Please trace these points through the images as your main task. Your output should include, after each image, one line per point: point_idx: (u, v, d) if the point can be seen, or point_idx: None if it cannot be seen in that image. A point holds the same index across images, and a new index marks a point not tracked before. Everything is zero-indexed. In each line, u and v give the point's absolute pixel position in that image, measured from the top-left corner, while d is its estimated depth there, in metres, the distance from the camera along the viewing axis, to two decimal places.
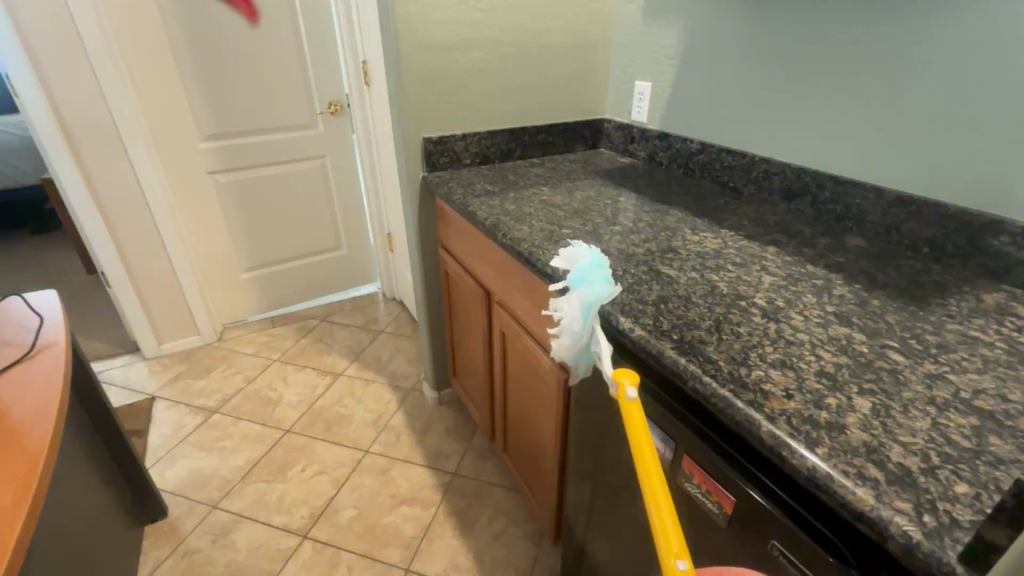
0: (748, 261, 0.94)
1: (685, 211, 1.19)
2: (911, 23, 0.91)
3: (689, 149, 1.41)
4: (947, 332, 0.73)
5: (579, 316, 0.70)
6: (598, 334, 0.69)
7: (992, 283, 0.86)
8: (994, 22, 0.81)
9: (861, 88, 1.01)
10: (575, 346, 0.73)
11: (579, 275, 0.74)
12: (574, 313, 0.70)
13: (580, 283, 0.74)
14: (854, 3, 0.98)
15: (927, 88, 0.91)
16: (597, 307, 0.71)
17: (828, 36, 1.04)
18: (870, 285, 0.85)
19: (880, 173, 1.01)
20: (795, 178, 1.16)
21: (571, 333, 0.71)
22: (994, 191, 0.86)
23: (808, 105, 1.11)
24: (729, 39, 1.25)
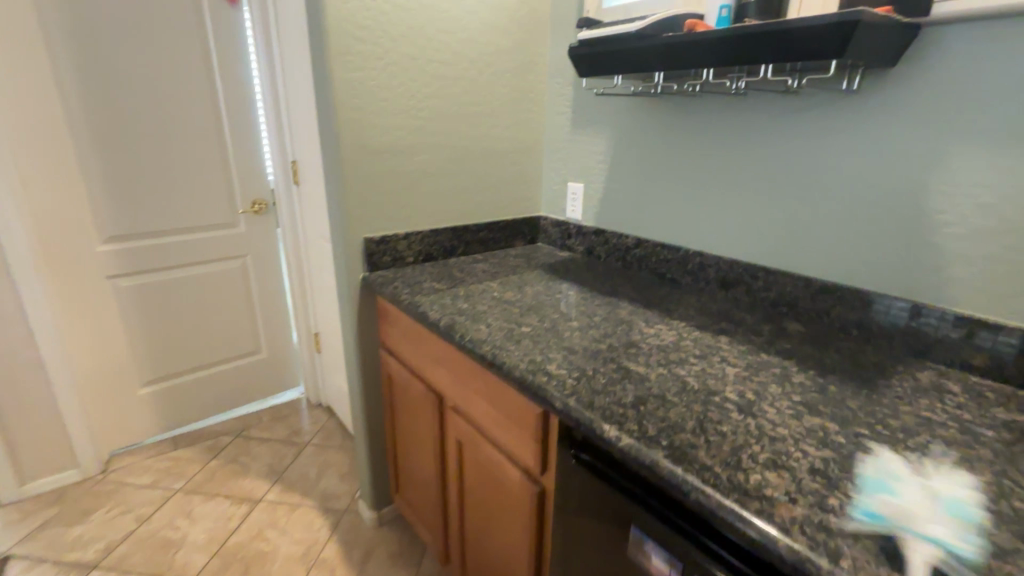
0: (707, 353, 0.96)
1: (634, 303, 1.22)
2: (811, 139, 1.06)
3: (625, 243, 1.49)
4: (904, 414, 0.76)
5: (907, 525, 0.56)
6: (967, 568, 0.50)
7: (918, 361, 0.94)
8: (877, 141, 0.97)
9: (776, 191, 1.14)
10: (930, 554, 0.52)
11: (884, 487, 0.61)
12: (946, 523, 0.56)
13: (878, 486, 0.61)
14: (761, 123, 1.14)
15: (833, 190, 1.04)
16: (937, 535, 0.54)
17: (741, 147, 1.19)
18: (822, 370, 0.90)
19: (804, 264, 1.11)
20: (728, 270, 1.24)
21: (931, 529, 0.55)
22: (903, 279, 0.97)
23: (731, 204, 1.23)
24: (653, 147, 1.38)
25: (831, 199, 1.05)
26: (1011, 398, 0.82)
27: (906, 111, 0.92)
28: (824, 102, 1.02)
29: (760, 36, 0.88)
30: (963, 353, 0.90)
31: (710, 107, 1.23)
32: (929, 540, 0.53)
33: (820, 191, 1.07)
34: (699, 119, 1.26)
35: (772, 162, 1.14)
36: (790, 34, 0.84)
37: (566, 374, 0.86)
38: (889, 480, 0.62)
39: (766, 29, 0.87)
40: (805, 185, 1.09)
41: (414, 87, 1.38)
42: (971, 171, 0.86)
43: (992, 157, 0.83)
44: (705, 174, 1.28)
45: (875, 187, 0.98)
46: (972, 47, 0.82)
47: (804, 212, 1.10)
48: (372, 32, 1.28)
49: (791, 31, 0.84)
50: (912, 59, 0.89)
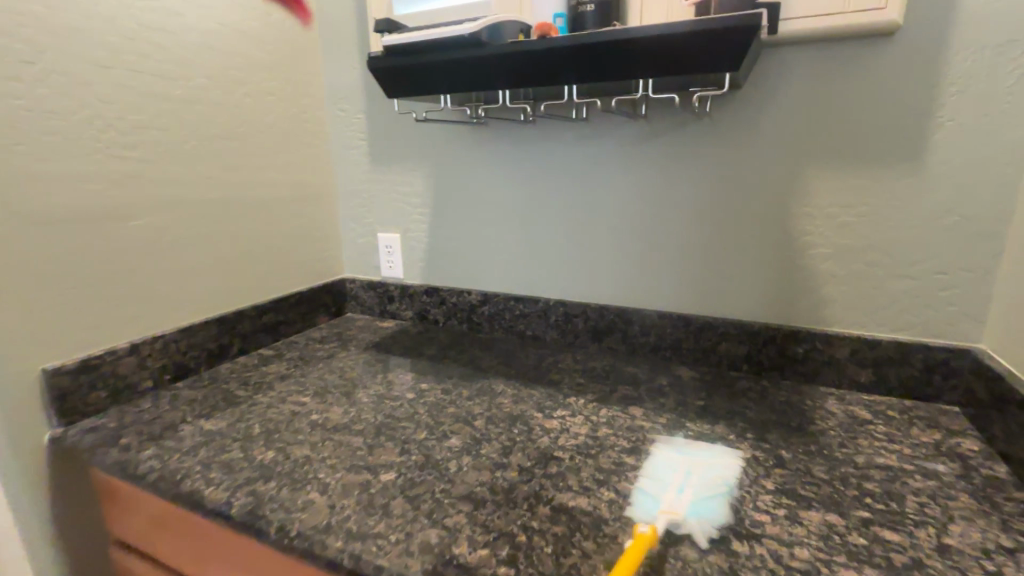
0: (636, 443, 0.74)
1: (511, 383, 0.95)
2: (666, 166, 0.96)
3: (468, 300, 1.21)
4: (868, 470, 0.67)
5: (694, 507, 0.60)
6: (707, 527, 0.57)
7: (812, 387, 0.90)
8: (733, 165, 0.91)
9: (636, 226, 1.01)
10: (697, 516, 0.58)
11: (723, 485, 0.64)
12: (694, 498, 0.61)
13: (721, 484, 0.65)
14: (608, 151, 1.00)
15: (698, 221, 0.96)
16: (702, 505, 0.60)
17: (589, 180, 1.03)
18: (757, 430, 0.77)
19: (680, 302, 1.01)
20: (597, 317, 1.07)
21: (676, 506, 0.60)
22: (781, 305, 0.93)
23: (587, 245, 1.07)
24: (483, 184, 1.14)
25: (698, 230, 0.96)
26: (909, 412, 0.81)
27: (759, 134, 0.88)
28: (675, 127, 0.94)
29: (637, 45, 0.70)
30: (849, 372, 0.88)
31: (546, 136, 1.05)
32: (679, 514, 0.58)
33: (683, 222, 0.97)
34: (535, 150, 1.07)
35: (626, 194, 1.01)
36: (680, 42, 0.68)
37: (493, 557, 0.53)
38: (677, 484, 0.64)
39: (648, 36, 0.69)
40: (667, 217, 0.98)
41: (116, 112, 0.86)
42: (828, 191, 0.85)
43: (845, 176, 0.83)
44: (551, 213, 1.09)
45: (740, 214, 0.93)
46: (812, 69, 0.82)
47: (670, 246, 0.99)
48: (7, 14, 0.72)
49: (680, 39, 0.68)
50: (758, 80, 0.86)
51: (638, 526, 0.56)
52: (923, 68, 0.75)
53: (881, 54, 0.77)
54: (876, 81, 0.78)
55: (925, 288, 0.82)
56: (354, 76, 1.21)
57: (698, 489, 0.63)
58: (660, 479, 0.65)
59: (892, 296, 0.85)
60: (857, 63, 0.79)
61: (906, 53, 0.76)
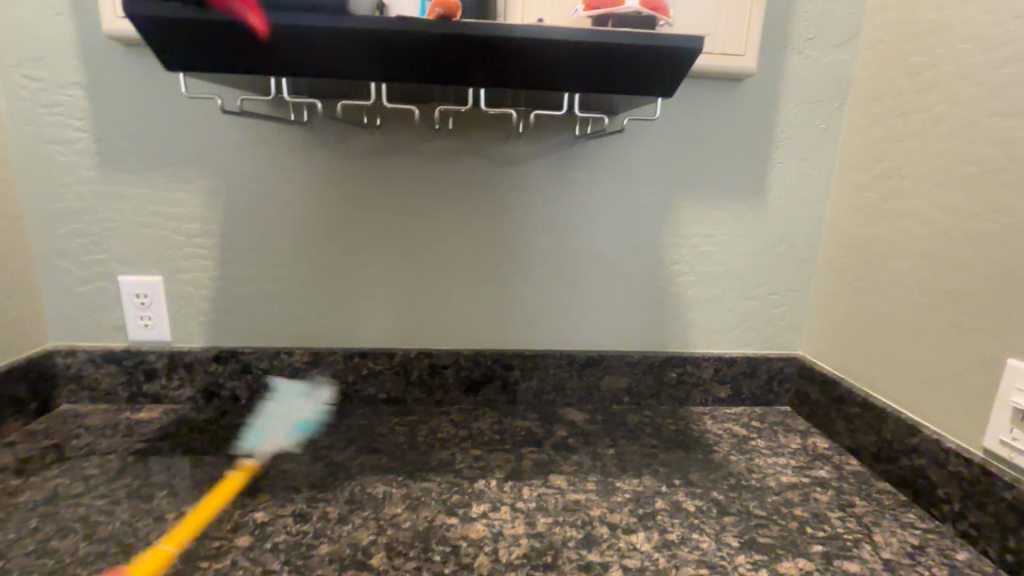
0: (585, 528, 0.61)
1: (390, 478, 0.70)
2: (542, 192, 0.85)
3: (288, 364, 0.88)
4: (786, 493, 0.69)
5: None
6: None
7: (688, 409, 0.93)
8: (609, 195, 0.86)
9: (468, 255, 0.87)
10: None
11: None
12: None
13: None
14: (474, 171, 0.83)
15: (543, 249, 0.88)
16: None
17: (430, 202, 0.84)
18: (680, 472, 0.73)
19: (520, 337, 0.91)
20: (471, 366, 0.90)
21: None
22: (654, 333, 0.93)
23: (413, 278, 0.87)
24: (292, 206, 0.83)
25: (531, 259, 0.88)
26: (766, 419, 0.90)
27: (632, 163, 0.85)
28: (551, 150, 0.84)
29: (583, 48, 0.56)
30: (713, 390, 0.94)
31: (393, 150, 0.82)
32: None
33: (516, 250, 0.87)
34: (371, 165, 0.82)
35: (454, 219, 0.85)
36: (637, 50, 0.56)
37: None
38: None
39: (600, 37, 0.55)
40: (504, 246, 0.87)
41: None
42: (694, 221, 0.88)
43: (703, 208, 0.88)
44: (367, 242, 0.85)
45: (584, 242, 0.88)
46: (678, 102, 0.83)
47: (509, 277, 0.88)
48: None
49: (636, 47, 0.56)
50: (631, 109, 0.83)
51: (230, 471, 0.69)
52: (763, 114, 0.84)
53: (732, 96, 0.83)
54: (729, 120, 0.84)
55: (764, 307, 0.93)
56: (58, 27, 0.75)
57: (300, 417, 0.84)
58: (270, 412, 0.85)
59: (741, 316, 0.93)
60: (715, 101, 0.83)
61: (749, 98, 0.83)
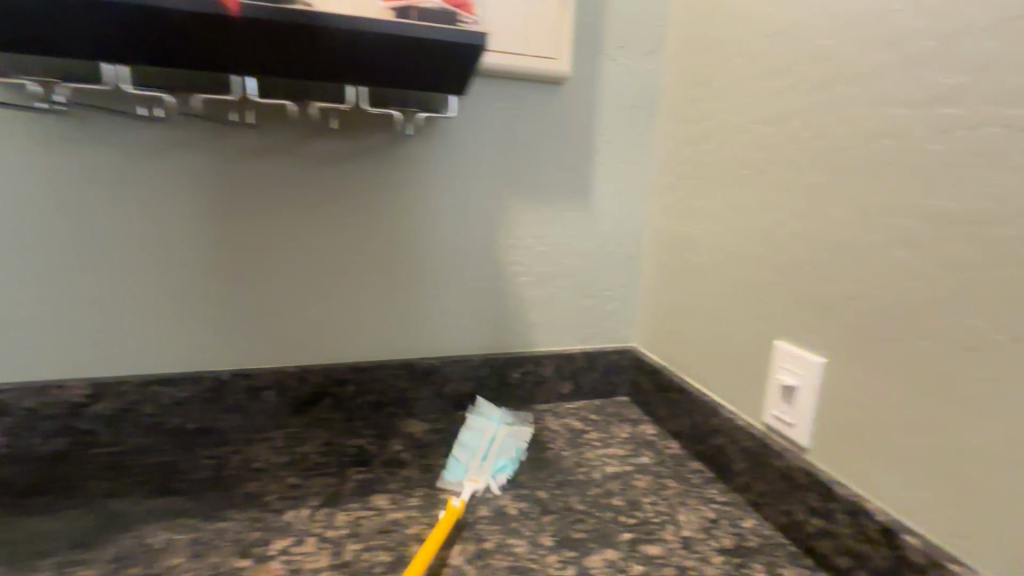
0: (397, 549, 0.58)
1: (178, 523, 0.61)
2: (366, 193, 0.80)
3: (62, 401, 0.73)
4: (607, 484, 0.72)
5: None
6: None
7: (532, 409, 0.94)
8: (439, 196, 0.84)
9: (290, 261, 0.80)
10: None
11: None
12: None
13: None
14: (289, 172, 0.77)
15: (375, 253, 0.83)
16: None
17: (239, 205, 0.76)
18: (510, 476, 0.73)
19: (384, 350, 0.87)
20: (298, 385, 0.82)
21: None
22: (495, 335, 0.92)
23: (226, 289, 0.78)
24: (56, 212, 0.69)
25: (364, 264, 0.83)
26: (604, 412, 0.94)
27: (460, 163, 0.83)
28: (372, 149, 0.79)
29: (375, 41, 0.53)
30: (556, 387, 0.96)
31: (224, 152, 0.74)
32: None
33: (376, 257, 0.84)
34: (196, 166, 0.73)
35: (306, 226, 0.79)
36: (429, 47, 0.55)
37: None
38: None
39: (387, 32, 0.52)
40: (332, 251, 0.81)
41: None
42: (526, 221, 0.89)
43: (536, 208, 0.89)
44: (164, 251, 0.74)
45: (419, 244, 0.85)
46: (501, 103, 0.82)
47: (339, 284, 0.83)
48: None
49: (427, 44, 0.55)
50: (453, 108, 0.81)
51: (450, 499, 0.64)
52: (583, 117, 0.87)
53: (553, 99, 0.85)
54: (552, 123, 0.86)
55: (598, 304, 0.96)
56: None
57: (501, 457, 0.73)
58: (471, 446, 0.75)
59: (578, 314, 0.96)
60: (537, 104, 0.84)
61: (569, 101, 0.85)
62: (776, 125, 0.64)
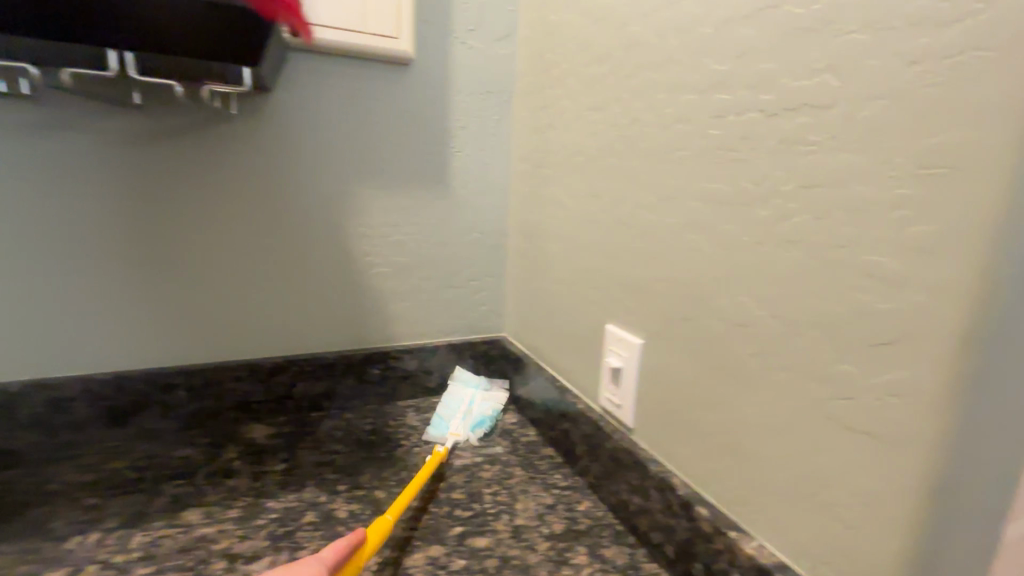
0: (194, 569, 0.52)
1: None
2: (188, 177, 0.72)
3: None
4: (451, 477, 0.70)
5: None
6: None
7: (394, 405, 0.91)
8: (279, 182, 0.77)
9: (96, 254, 0.70)
10: None
11: None
12: None
13: None
14: (88, 152, 0.67)
15: (205, 245, 0.75)
16: None
17: (23, 188, 0.65)
18: (350, 477, 0.69)
19: (232, 350, 0.80)
20: (113, 394, 0.73)
21: None
22: (352, 330, 0.87)
23: (13, 286, 0.67)
24: None
25: (191, 256, 0.75)
26: None
27: (301, 146, 0.77)
28: (193, 128, 0.71)
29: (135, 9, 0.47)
30: (421, 382, 0.93)
31: (15, 125, 0.64)
32: None
33: (238, 248, 0.77)
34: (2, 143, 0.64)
35: (151, 214, 0.71)
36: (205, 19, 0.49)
37: None
38: None
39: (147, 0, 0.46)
40: (150, 242, 0.72)
41: None
42: (381, 209, 0.85)
43: (390, 195, 0.85)
44: None
45: (258, 234, 0.78)
46: (344, 83, 0.78)
47: (162, 280, 0.74)
48: None
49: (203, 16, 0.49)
50: (288, 86, 0.75)
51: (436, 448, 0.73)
52: (436, 100, 0.84)
53: (402, 81, 0.81)
54: (403, 106, 0.82)
55: (462, 295, 0.94)
56: None
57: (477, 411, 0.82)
58: (451, 407, 0.83)
59: (442, 305, 0.93)
60: (385, 85, 0.80)
61: (420, 84, 0.82)
62: (602, 111, 0.64)
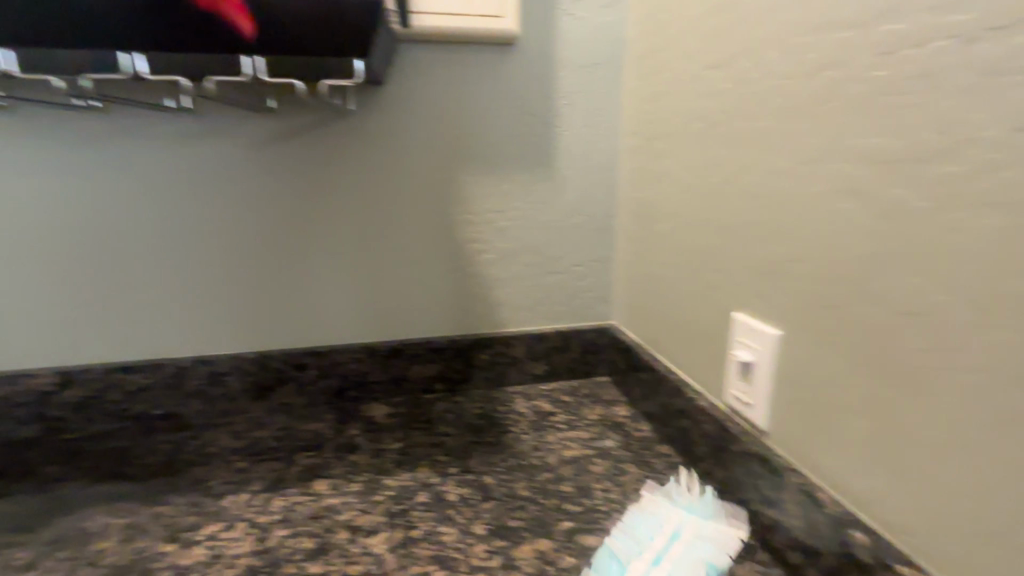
0: (322, 536, 0.56)
1: (119, 507, 0.61)
2: (314, 172, 0.78)
3: (30, 388, 0.75)
4: (559, 469, 0.67)
5: None
6: None
7: (502, 390, 0.90)
8: (392, 172, 0.80)
9: (242, 245, 0.79)
10: None
11: None
12: None
13: None
14: (233, 154, 0.75)
15: (329, 235, 0.81)
16: None
17: (185, 190, 0.75)
18: (459, 460, 0.70)
19: (354, 333, 0.85)
20: (258, 370, 0.82)
21: None
22: (461, 315, 0.89)
23: (180, 275, 0.78)
24: (8, 204, 0.71)
25: (318, 246, 0.81)
26: (577, 394, 0.89)
27: (411, 136, 0.79)
28: (316, 125, 0.76)
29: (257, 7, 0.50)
30: (528, 368, 0.92)
31: (178, 135, 0.73)
32: None
33: (364, 236, 0.82)
34: (175, 151, 0.73)
35: (290, 206, 0.78)
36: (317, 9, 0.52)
37: None
38: None
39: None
40: (283, 233, 0.79)
41: None
42: (487, 194, 0.84)
43: (495, 179, 0.84)
44: (114, 239, 0.75)
45: (374, 223, 0.82)
46: (449, 69, 0.78)
47: (294, 267, 0.81)
48: None
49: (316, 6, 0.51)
50: (398, 77, 0.77)
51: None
52: (540, 79, 0.81)
53: (506, 61, 0.79)
54: (507, 87, 0.80)
55: (569, 280, 0.91)
56: None
57: (700, 553, 0.50)
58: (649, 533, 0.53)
59: (548, 291, 0.91)
60: (489, 67, 0.79)
61: (524, 62, 0.80)
62: (726, 69, 0.56)
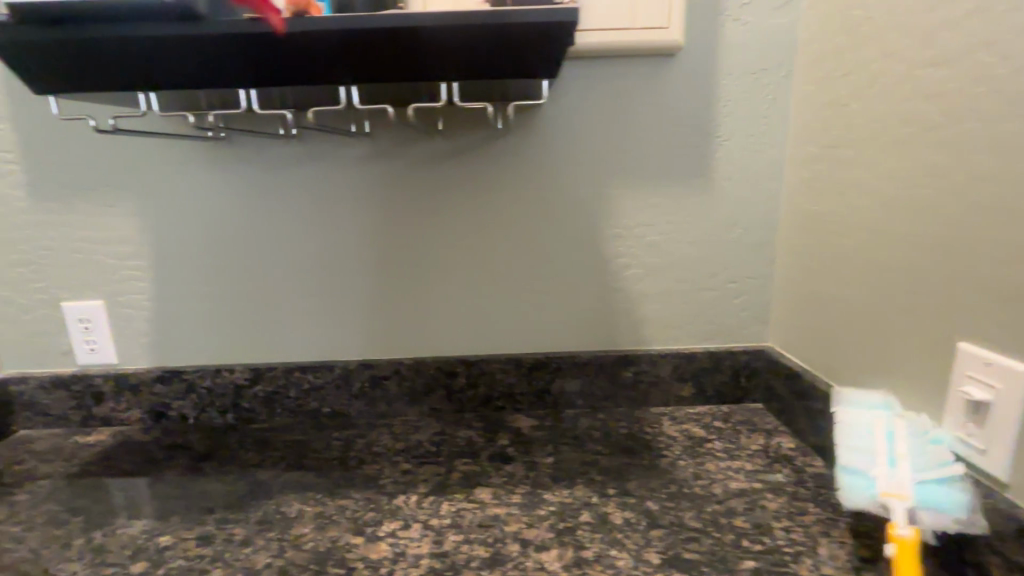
0: (495, 546, 0.57)
1: (309, 496, 0.68)
2: (473, 189, 0.81)
3: (230, 381, 0.87)
4: (729, 502, 0.63)
5: None
6: None
7: (646, 411, 0.87)
8: (545, 188, 0.82)
9: (404, 258, 0.84)
10: None
11: None
12: None
13: None
14: (403, 174, 0.81)
15: (482, 248, 0.84)
16: None
17: (360, 207, 0.82)
18: (617, 481, 0.68)
19: (499, 344, 0.88)
20: (414, 376, 0.87)
21: None
22: (605, 331, 0.87)
23: (351, 284, 0.85)
24: (222, 221, 0.82)
25: (472, 259, 0.84)
26: (730, 420, 0.83)
27: (565, 152, 0.80)
28: (478, 144, 0.80)
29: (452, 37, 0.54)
30: (674, 389, 0.88)
31: (358, 157, 0.80)
32: None
33: (513, 251, 0.84)
34: (354, 172, 0.81)
35: (449, 222, 0.82)
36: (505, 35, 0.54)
37: None
38: None
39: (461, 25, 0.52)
40: (441, 247, 0.84)
41: None
42: (638, 208, 0.82)
43: (648, 193, 0.82)
44: (301, 252, 0.84)
45: (524, 238, 0.84)
46: (607, 84, 0.78)
47: (449, 279, 0.85)
48: None
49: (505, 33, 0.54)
50: (557, 95, 0.78)
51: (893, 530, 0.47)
52: (700, 88, 0.78)
53: (666, 72, 0.77)
54: (666, 99, 0.78)
55: (722, 297, 0.86)
56: None
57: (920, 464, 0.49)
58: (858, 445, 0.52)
59: (698, 309, 0.86)
60: (647, 80, 0.78)
61: (684, 72, 0.77)
62: (956, 66, 0.50)
